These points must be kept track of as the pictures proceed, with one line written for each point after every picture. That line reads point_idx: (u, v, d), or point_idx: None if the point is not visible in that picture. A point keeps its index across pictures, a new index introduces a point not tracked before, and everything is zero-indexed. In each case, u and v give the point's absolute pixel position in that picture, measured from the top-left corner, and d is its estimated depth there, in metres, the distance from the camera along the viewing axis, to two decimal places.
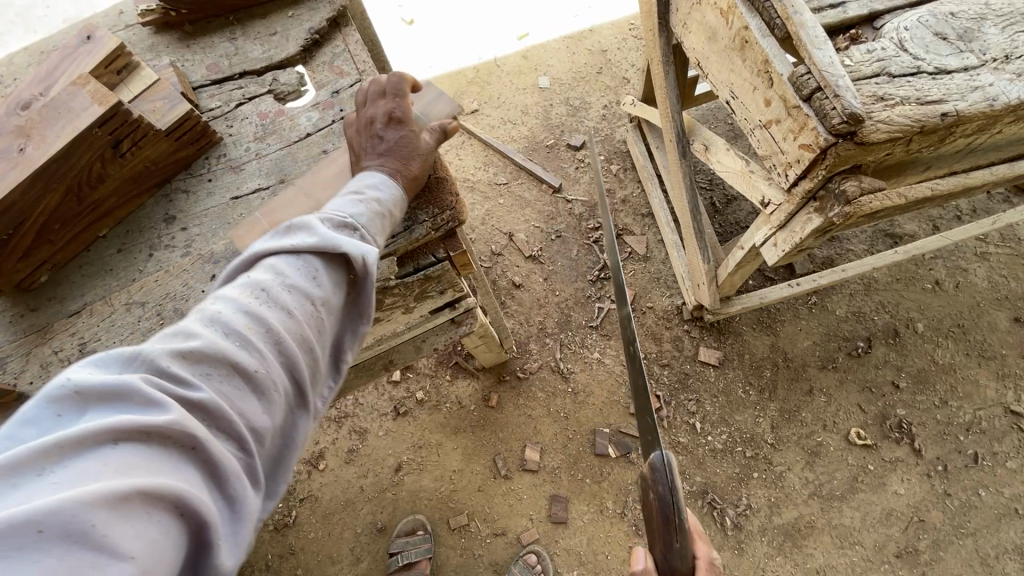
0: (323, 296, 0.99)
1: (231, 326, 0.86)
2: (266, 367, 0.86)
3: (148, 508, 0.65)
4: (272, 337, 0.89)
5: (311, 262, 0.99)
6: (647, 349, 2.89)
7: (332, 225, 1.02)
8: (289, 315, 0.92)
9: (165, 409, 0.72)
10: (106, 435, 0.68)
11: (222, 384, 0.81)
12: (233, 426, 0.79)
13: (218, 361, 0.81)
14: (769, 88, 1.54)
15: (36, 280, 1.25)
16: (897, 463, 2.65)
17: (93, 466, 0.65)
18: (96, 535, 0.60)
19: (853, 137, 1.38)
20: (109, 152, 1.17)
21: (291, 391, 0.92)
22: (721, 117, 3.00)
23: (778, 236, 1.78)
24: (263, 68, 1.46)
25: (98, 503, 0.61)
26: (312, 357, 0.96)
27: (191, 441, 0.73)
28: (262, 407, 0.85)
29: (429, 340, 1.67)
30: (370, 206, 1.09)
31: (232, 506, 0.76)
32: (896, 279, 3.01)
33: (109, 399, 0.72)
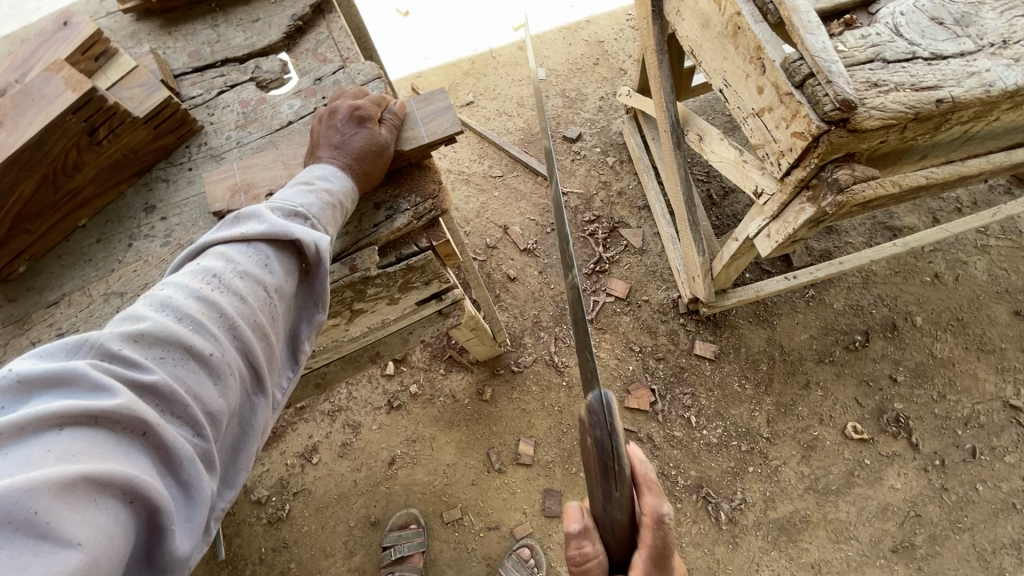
0: (277, 283, 1.01)
1: (185, 312, 0.88)
2: (222, 352, 0.89)
3: (91, 493, 0.68)
4: (225, 323, 0.91)
5: (261, 250, 1.01)
6: (643, 343, 2.87)
7: (283, 215, 1.04)
8: (242, 302, 0.94)
9: (112, 393, 0.75)
10: (50, 420, 0.71)
11: (177, 367, 0.84)
12: (189, 410, 0.82)
13: (170, 346, 0.84)
14: (761, 75, 1.51)
15: (14, 271, 1.23)
16: (894, 458, 2.62)
17: (36, 452, 0.68)
18: (42, 522, 0.63)
19: (846, 124, 1.35)
20: (85, 139, 1.15)
21: (248, 376, 0.95)
22: (718, 109, 2.97)
23: (771, 227, 1.75)
24: (246, 56, 1.44)
25: (43, 489, 0.64)
26: (269, 343, 0.99)
27: (140, 426, 0.76)
28: (219, 390, 0.87)
29: (416, 333, 1.65)
30: (321, 195, 1.09)
31: (184, 488, 0.80)
32: (895, 272, 2.98)
33: (55, 387, 0.75)
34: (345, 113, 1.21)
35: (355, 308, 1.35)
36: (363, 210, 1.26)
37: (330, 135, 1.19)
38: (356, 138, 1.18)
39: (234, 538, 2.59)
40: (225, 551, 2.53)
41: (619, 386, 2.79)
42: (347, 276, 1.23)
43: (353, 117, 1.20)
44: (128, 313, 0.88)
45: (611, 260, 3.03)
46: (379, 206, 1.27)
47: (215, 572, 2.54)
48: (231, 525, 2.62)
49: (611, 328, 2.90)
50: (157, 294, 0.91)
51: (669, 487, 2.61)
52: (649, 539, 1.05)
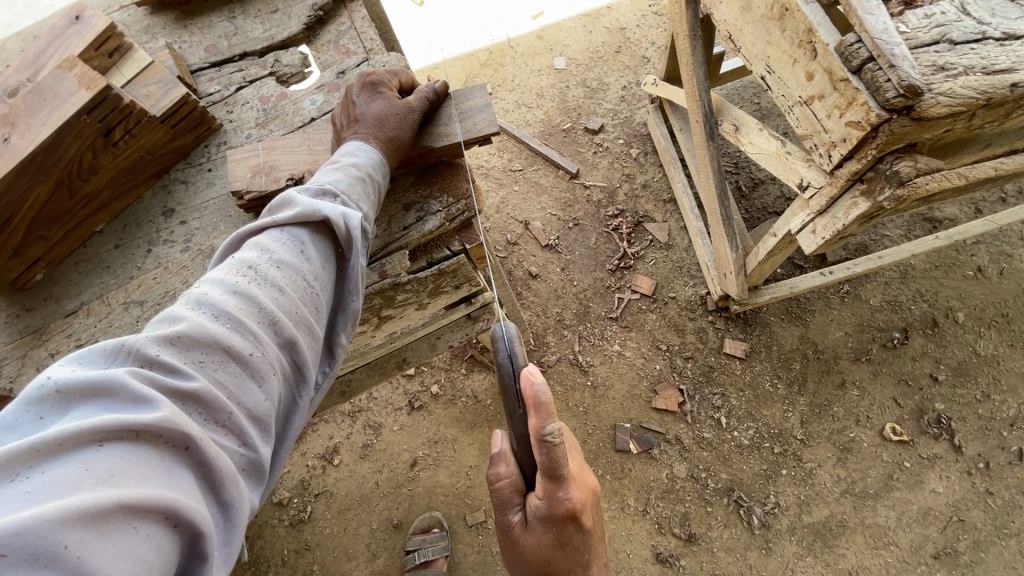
0: (315, 273, 0.95)
1: (223, 309, 0.82)
2: (263, 351, 0.83)
3: (131, 519, 0.61)
4: (265, 318, 0.86)
5: (295, 234, 0.96)
6: (670, 341, 2.78)
7: (310, 194, 0.98)
8: (279, 293, 0.89)
9: (154, 405, 0.69)
10: (90, 436, 0.65)
11: (217, 371, 0.78)
12: (231, 417, 0.77)
13: (209, 347, 0.78)
14: (812, 60, 1.40)
15: (29, 280, 1.18)
16: (935, 460, 2.51)
17: (74, 472, 0.62)
18: (71, 557, 0.56)
19: (909, 113, 1.24)
20: (100, 140, 1.09)
21: (290, 376, 0.89)
22: (748, 97, 2.85)
23: (817, 223, 1.65)
24: (264, 49, 1.37)
25: (76, 519, 0.58)
26: (311, 340, 0.93)
27: (183, 440, 0.70)
28: (261, 393, 0.82)
29: (444, 338, 1.57)
30: (348, 171, 1.03)
31: (224, 507, 0.73)
32: (935, 266, 2.85)
33: (94, 397, 0.69)
34: (385, 94, 1.14)
35: (384, 314, 1.28)
36: (391, 211, 1.20)
37: (355, 111, 1.12)
38: (388, 116, 1.11)
39: (256, 540, 2.56)
40: (247, 553, 2.51)
41: (646, 385, 2.71)
42: (377, 282, 1.17)
43: (392, 99, 1.13)
44: (166, 313, 0.82)
45: (636, 255, 2.94)
46: (408, 207, 1.20)
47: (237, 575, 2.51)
48: (254, 527, 2.59)
49: (637, 326, 2.81)
50: (195, 291, 0.85)
51: (699, 490, 2.51)
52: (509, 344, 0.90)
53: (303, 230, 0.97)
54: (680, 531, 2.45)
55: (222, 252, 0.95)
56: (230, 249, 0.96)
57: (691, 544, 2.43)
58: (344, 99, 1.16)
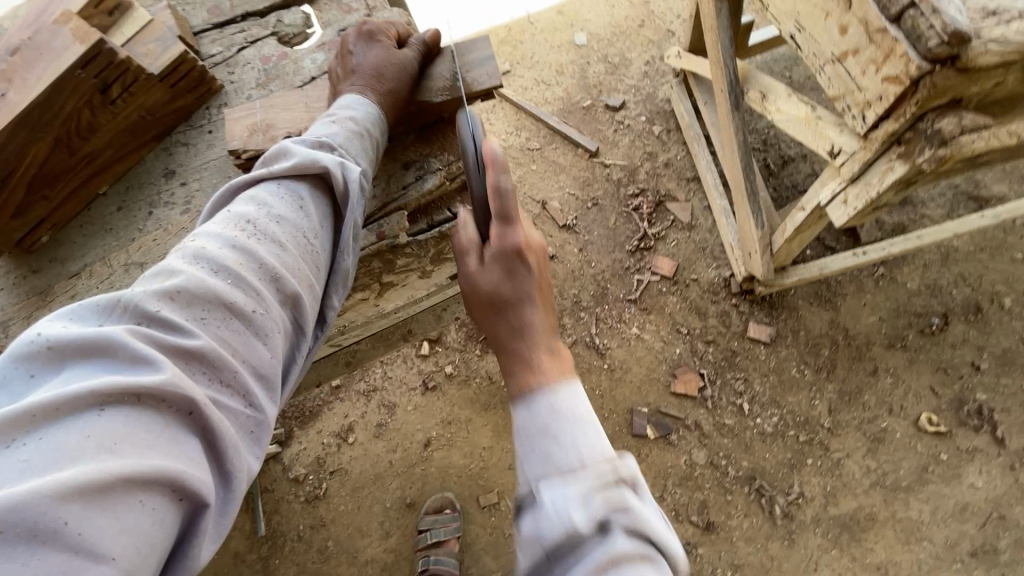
0: (315, 231, 0.92)
1: (223, 265, 0.79)
2: (265, 308, 0.80)
3: (134, 494, 0.60)
4: (267, 276, 0.82)
5: (294, 190, 0.92)
6: (691, 324, 2.68)
7: (308, 148, 0.95)
8: (282, 251, 0.85)
9: (153, 365, 0.67)
10: (89, 401, 0.63)
11: (219, 327, 0.75)
12: (235, 375, 0.74)
13: (209, 303, 0.75)
14: (846, 12, 1.29)
15: (36, 242, 1.18)
16: (975, 453, 2.37)
17: (75, 440, 0.61)
18: (73, 534, 0.55)
19: (954, 63, 1.14)
20: (98, 97, 1.07)
21: (291, 333, 0.86)
22: (779, 69, 2.71)
23: (849, 192, 1.53)
24: (267, 8, 1.34)
25: (76, 492, 0.56)
26: (315, 301, 0.90)
27: (187, 404, 0.68)
28: (264, 349, 0.79)
29: (451, 309, 1.53)
30: (344, 125, 0.99)
31: (225, 472, 0.71)
32: (980, 248, 2.67)
33: (91, 357, 0.66)
34: (383, 45, 1.09)
35: (385, 280, 1.24)
36: (390, 170, 1.15)
37: (352, 62, 1.08)
38: (387, 67, 1.06)
39: (273, 514, 2.59)
40: (264, 527, 2.54)
41: (665, 369, 2.62)
42: (375, 244, 1.13)
43: (391, 51, 1.08)
44: (160, 269, 0.78)
45: (656, 236, 2.84)
46: (408, 166, 1.16)
47: (254, 549, 2.55)
48: (270, 501, 2.62)
49: (656, 309, 2.72)
50: (191, 247, 0.81)
51: (718, 478, 2.43)
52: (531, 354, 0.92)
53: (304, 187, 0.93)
54: (698, 519, 2.38)
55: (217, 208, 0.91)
56: (225, 204, 0.92)
57: (709, 532, 2.35)
58: (340, 53, 1.11)
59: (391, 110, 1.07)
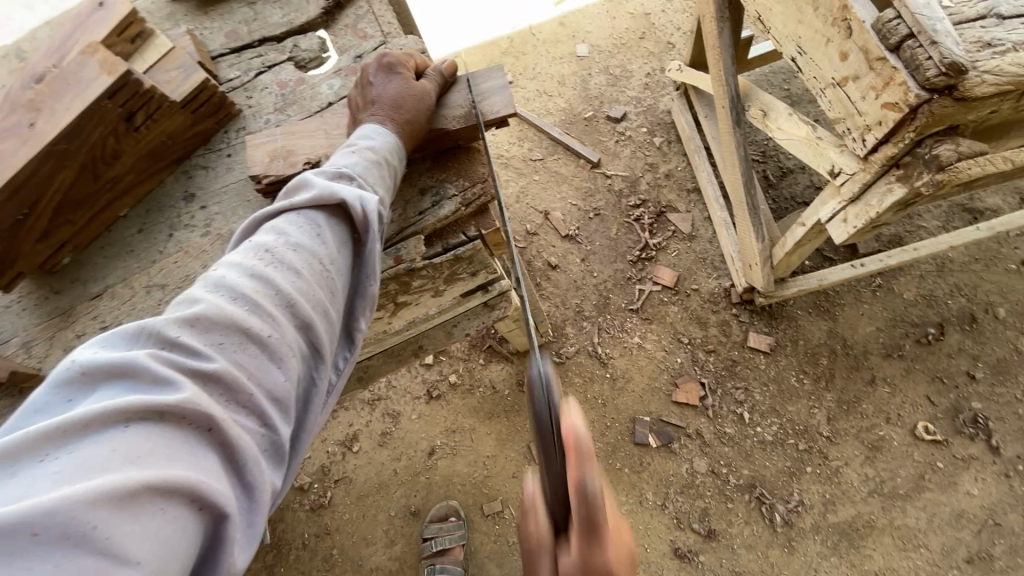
0: (330, 256, 0.94)
1: (240, 292, 0.82)
2: (280, 333, 0.83)
3: (157, 501, 0.62)
4: (281, 301, 0.85)
5: (312, 218, 0.95)
6: (692, 334, 2.72)
7: (328, 178, 0.98)
8: (296, 276, 0.88)
9: (177, 387, 0.70)
10: (116, 416, 0.65)
11: (237, 353, 0.78)
12: (250, 398, 0.77)
13: (227, 330, 0.78)
14: (846, 40, 1.33)
15: (58, 263, 1.21)
16: (971, 462, 2.42)
17: (103, 452, 0.63)
18: (100, 537, 0.57)
19: (952, 92, 1.18)
20: (123, 125, 1.10)
21: (307, 358, 0.88)
22: (777, 83, 2.75)
23: (849, 211, 1.57)
24: (283, 34, 1.37)
25: (104, 499, 0.58)
26: (330, 326, 0.92)
27: (206, 421, 0.70)
28: (279, 374, 0.81)
29: (460, 326, 1.56)
30: (364, 155, 1.02)
31: (246, 487, 0.73)
32: (974, 260, 2.72)
33: (117, 378, 0.69)
34: (402, 75, 1.13)
35: (399, 301, 1.28)
36: (407, 196, 1.19)
37: (372, 92, 1.11)
38: (406, 97, 1.10)
39: (278, 523, 2.61)
40: (270, 536, 2.57)
41: (667, 378, 2.66)
42: (392, 269, 1.16)
43: (409, 81, 1.12)
44: (184, 296, 0.82)
45: (658, 247, 2.88)
46: (424, 191, 1.19)
47: (260, 558, 2.57)
48: (275, 510, 2.64)
49: (658, 318, 2.76)
50: (213, 274, 0.84)
51: (719, 486, 2.47)
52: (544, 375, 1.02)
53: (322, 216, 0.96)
54: (700, 527, 2.41)
55: (240, 237, 0.95)
56: (248, 234, 0.95)
57: (711, 540, 2.39)
58: (360, 83, 1.15)
59: (409, 138, 1.10)
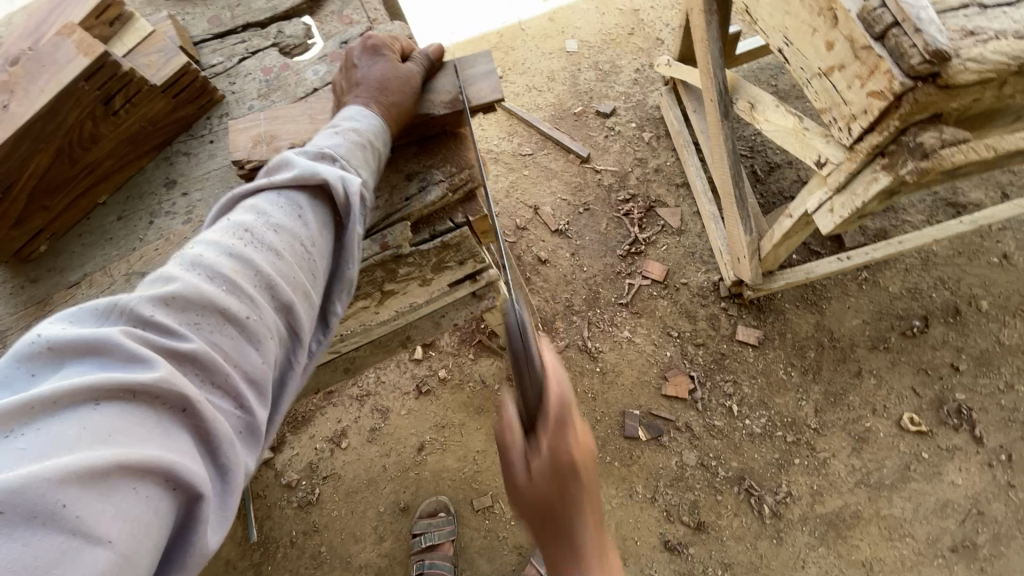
0: (312, 239, 0.92)
1: (219, 270, 0.79)
2: (260, 315, 0.80)
3: (130, 481, 0.60)
4: (261, 282, 0.82)
5: (293, 198, 0.93)
6: (681, 327, 2.73)
7: (309, 158, 0.96)
8: (277, 258, 0.85)
9: (149, 365, 0.67)
10: (85, 394, 0.63)
11: (213, 333, 0.75)
12: (227, 378, 0.74)
13: (204, 309, 0.75)
14: (832, 29, 1.34)
15: (34, 251, 1.18)
16: (955, 452, 2.45)
17: (71, 430, 0.61)
18: (70, 516, 0.55)
19: (935, 80, 1.19)
20: (101, 109, 1.08)
21: (286, 340, 0.86)
22: (765, 78, 2.77)
23: (835, 201, 1.58)
24: (268, 19, 1.35)
25: (73, 477, 0.57)
26: (311, 308, 0.90)
27: (181, 401, 0.68)
28: (258, 355, 0.79)
29: (449, 316, 1.54)
30: (348, 136, 1.00)
31: (223, 469, 0.71)
32: (958, 253, 2.75)
33: (88, 355, 0.67)
34: (387, 58, 1.12)
35: (386, 289, 1.26)
36: (393, 182, 1.17)
37: (357, 75, 1.10)
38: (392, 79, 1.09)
39: (266, 521, 2.59)
40: (257, 534, 2.54)
41: (656, 372, 2.66)
42: (379, 254, 1.15)
43: (396, 65, 1.11)
44: (160, 274, 0.79)
45: (647, 241, 2.89)
46: (410, 177, 1.17)
47: (247, 556, 2.55)
48: (263, 508, 2.61)
49: (647, 312, 2.77)
50: (189, 253, 0.82)
51: (709, 478, 2.48)
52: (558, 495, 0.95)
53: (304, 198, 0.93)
54: (689, 519, 2.42)
55: (217, 215, 0.92)
56: (225, 211, 0.93)
57: (700, 532, 2.40)
58: (344, 67, 1.14)
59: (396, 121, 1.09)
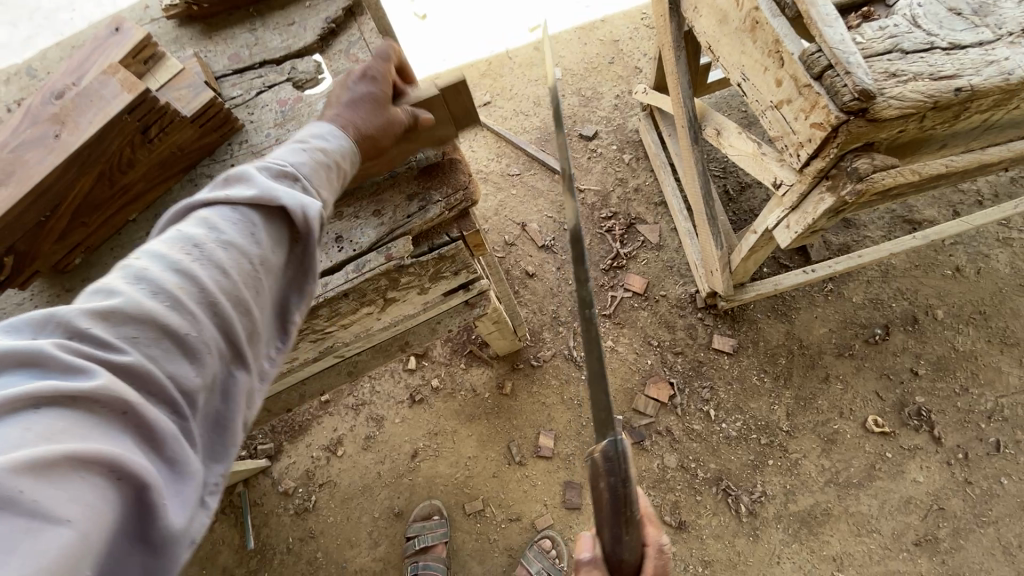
0: (263, 254, 0.89)
1: (161, 284, 0.77)
2: (202, 329, 0.78)
3: (78, 471, 0.59)
4: (206, 297, 0.80)
5: (247, 216, 0.90)
6: (661, 337, 2.89)
7: (270, 175, 0.96)
8: (224, 272, 0.83)
9: (91, 373, 0.66)
10: (22, 401, 0.61)
11: (151, 346, 0.73)
12: (165, 391, 0.72)
13: (144, 322, 0.73)
14: (780, 68, 1.54)
15: (69, 263, 1.30)
16: (916, 451, 2.62)
17: (9, 432, 0.59)
18: (26, 501, 0.55)
19: (865, 114, 1.38)
20: (139, 137, 1.23)
21: (230, 357, 0.83)
22: (735, 105, 3.00)
23: (790, 218, 1.77)
24: (282, 57, 1.51)
25: (24, 467, 0.56)
26: (257, 324, 0.87)
27: (122, 405, 0.66)
28: (196, 370, 0.76)
29: (443, 323, 1.71)
30: (315, 155, 1.04)
31: (173, 470, 0.70)
32: (915, 266, 2.96)
33: (23, 366, 0.65)
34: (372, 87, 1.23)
35: (389, 296, 1.40)
36: (397, 201, 1.32)
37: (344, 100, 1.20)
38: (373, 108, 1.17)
39: (263, 527, 2.67)
40: (254, 541, 2.62)
41: (638, 379, 2.82)
42: (384, 265, 1.27)
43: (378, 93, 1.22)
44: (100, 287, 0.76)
45: (628, 256, 3.07)
46: (412, 198, 1.32)
47: (245, 562, 2.63)
48: (260, 515, 2.70)
49: (629, 323, 2.93)
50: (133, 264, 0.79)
51: (688, 480, 2.62)
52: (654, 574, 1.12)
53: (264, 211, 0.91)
54: (671, 519, 2.56)
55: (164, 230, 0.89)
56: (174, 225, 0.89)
57: (681, 531, 2.53)
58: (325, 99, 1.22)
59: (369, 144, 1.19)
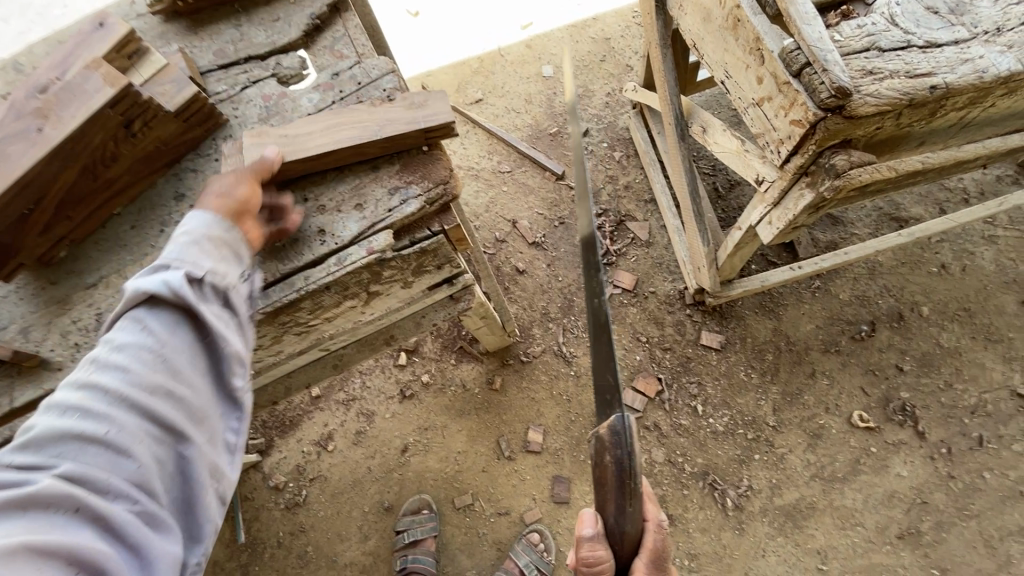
0: (171, 352, 1.00)
1: (77, 407, 0.90)
2: (116, 432, 0.90)
3: (33, 563, 0.75)
4: (114, 408, 0.92)
5: (144, 321, 1.00)
6: (650, 333, 2.92)
7: (150, 274, 1.03)
8: (131, 382, 0.94)
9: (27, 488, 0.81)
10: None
11: (79, 460, 0.87)
12: (101, 488, 0.86)
13: (66, 442, 0.87)
14: (761, 66, 1.56)
15: (55, 256, 1.32)
16: (901, 446, 2.65)
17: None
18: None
19: (841, 112, 1.40)
20: (122, 131, 1.24)
21: (160, 444, 0.95)
22: (724, 103, 3.02)
23: (772, 214, 1.79)
24: (266, 53, 1.52)
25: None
26: (185, 410, 0.99)
27: (71, 503, 0.82)
28: (121, 468, 0.89)
29: (429, 317, 1.73)
30: (187, 240, 1.07)
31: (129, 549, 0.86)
32: (901, 263, 3.00)
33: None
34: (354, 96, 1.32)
35: (371, 290, 1.42)
36: (377, 196, 1.34)
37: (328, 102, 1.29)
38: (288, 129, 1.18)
39: (253, 522, 2.69)
40: (244, 535, 2.63)
41: (626, 375, 2.84)
42: (365, 259, 1.28)
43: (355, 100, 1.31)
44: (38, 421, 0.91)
45: (618, 253, 3.09)
46: (392, 192, 1.34)
47: (235, 556, 2.65)
48: (251, 509, 2.72)
49: (618, 319, 2.95)
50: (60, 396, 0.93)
51: (675, 474, 2.65)
52: (649, 543, 1.25)
53: (208, 287, 1.06)
54: None
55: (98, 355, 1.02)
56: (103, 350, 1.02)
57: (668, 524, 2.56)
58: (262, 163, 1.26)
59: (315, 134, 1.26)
